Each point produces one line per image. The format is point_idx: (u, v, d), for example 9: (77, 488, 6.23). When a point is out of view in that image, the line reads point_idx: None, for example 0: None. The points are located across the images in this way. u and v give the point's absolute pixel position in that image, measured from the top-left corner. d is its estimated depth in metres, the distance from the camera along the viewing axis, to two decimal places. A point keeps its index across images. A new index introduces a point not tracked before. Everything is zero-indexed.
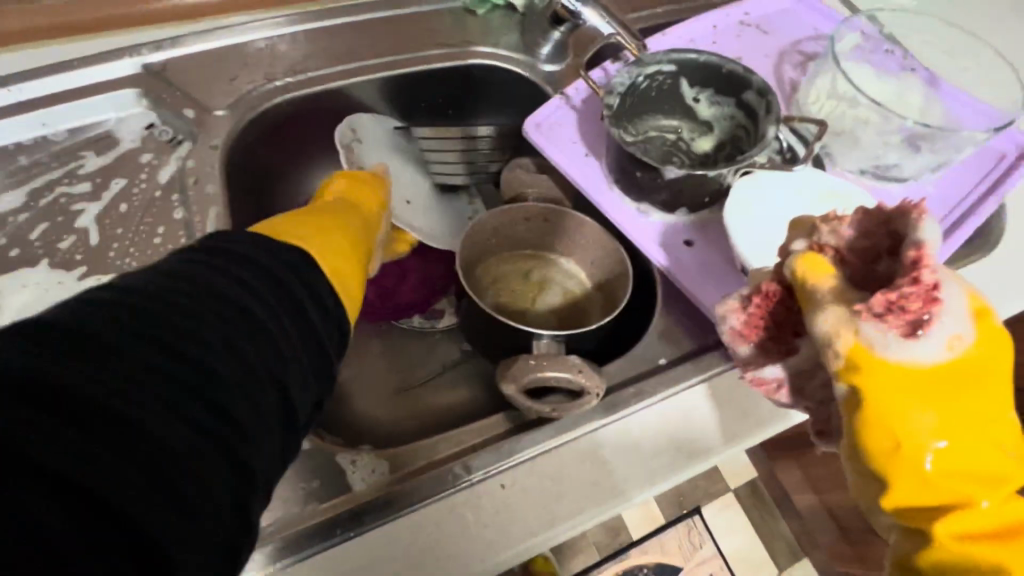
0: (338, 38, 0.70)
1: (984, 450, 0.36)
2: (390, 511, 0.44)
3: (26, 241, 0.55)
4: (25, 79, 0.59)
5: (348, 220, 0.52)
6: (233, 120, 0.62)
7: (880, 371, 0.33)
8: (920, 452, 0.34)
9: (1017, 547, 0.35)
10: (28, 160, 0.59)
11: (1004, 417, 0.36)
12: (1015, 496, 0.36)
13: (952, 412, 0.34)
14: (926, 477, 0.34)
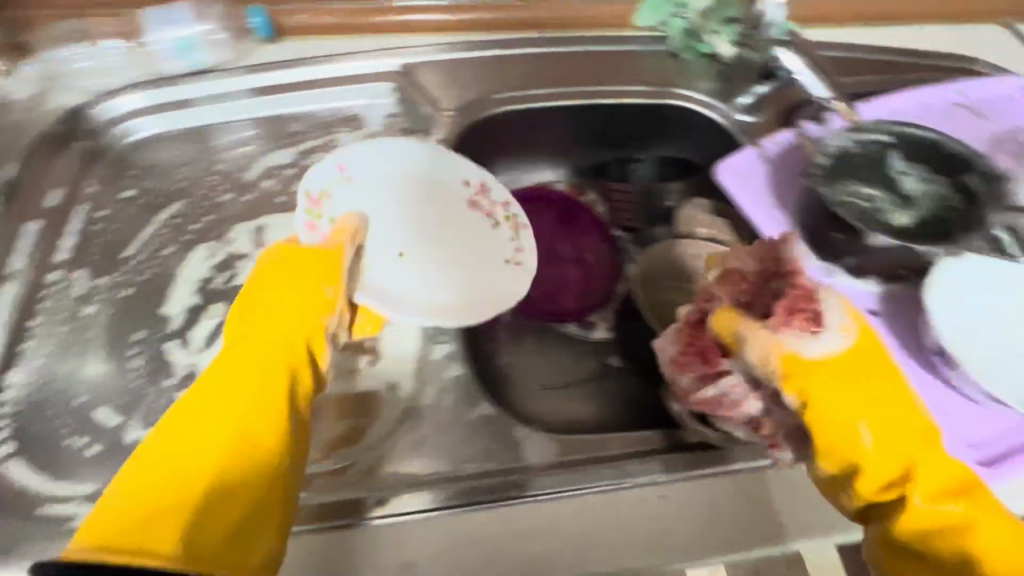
0: (554, 64, 0.78)
1: (907, 427, 0.39)
2: (561, 490, 0.48)
3: (289, 191, 0.67)
4: (313, 62, 0.72)
5: (252, 390, 0.42)
6: (459, 121, 0.72)
7: (809, 371, 0.38)
8: (842, 435, 0.38)
9: (971, 511, 0.38)
10: (298, 127, 0.71)
11: (901, 391, 0.40)
12: (952, 466, 0.39)
13: (862, 397, 0.38)
14: (875, 457, 0.37)
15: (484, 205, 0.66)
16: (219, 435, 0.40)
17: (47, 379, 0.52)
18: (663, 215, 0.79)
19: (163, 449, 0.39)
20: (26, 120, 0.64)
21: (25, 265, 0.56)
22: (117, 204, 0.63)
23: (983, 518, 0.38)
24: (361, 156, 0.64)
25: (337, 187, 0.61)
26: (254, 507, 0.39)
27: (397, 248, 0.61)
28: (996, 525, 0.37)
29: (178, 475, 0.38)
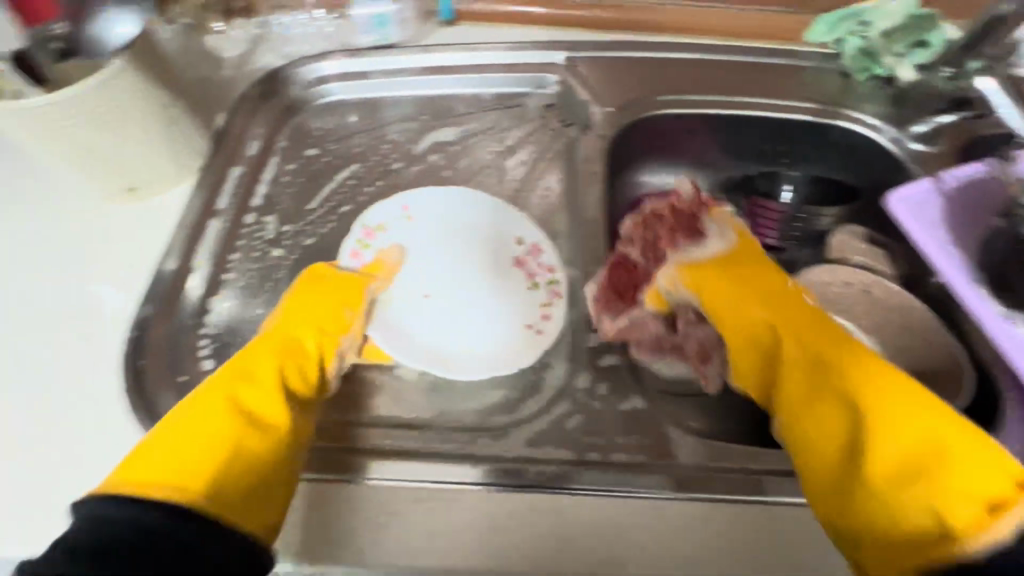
0: (717, 72, 0.77)
1: (769, 302, 0.53)
2: (598, 489, 0.48)
3: (453, 168, 0.70)
4: (486, 48, 0.75)
5: (272, 372, 0.48)
6: (619, 119, 0.73)
7: (697, 270, 0.57)
8: (754, 330, 0.52)
9: (834, 378, 0.46)
10: (465, 109, 0.74)
11: (748, 278, 0.56)
12: (811, 335, 0.50)
13: (716, 283, 0.55)
14: (744, 333, 0.53)
15: (534, 267, 0.62)
16: (239, 406, 0.46)
17: (243, 310, 0.57)
18: (814, 238, 0.77)
19: (194, 424, 0.44)
20: (235, 78, 0.71)
21: (228, 205, 0.62)
22: (302, 161, 0.68)
23: (837, 368, 0.47)
24: (426, 199, 0.66)
25: (396, 224, 0.64)
26: (249, 468, 0.43)
27: (423, 297, 0.60)
28: (938, 416, 0.42)
29: (199, 438, 0.43)
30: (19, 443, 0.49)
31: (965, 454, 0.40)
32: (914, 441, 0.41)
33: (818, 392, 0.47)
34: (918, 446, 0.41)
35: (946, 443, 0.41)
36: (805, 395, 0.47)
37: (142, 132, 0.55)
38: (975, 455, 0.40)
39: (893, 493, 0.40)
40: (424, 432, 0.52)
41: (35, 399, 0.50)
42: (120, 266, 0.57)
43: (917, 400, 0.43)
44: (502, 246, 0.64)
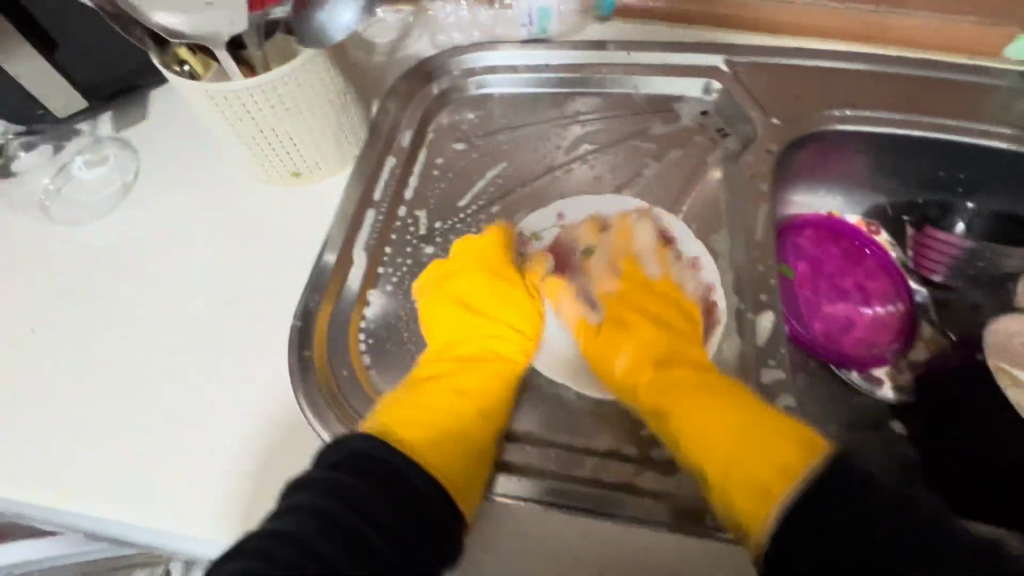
0: (899, 87, 0.69)
1: (613, 354, 0.55)
2: (640, 518, 0.47)
3: (602, 172, 0.67)
4: (644, 48, 0.71)
5: (481, 367, 0.55)
6: (787, 134, 0.66)
7: (579, 324, 0.58)
8: (624, 382, 0.53)
9: (686, 422, 0.49)
10: (615, 110, 0.70)
11: (602, 326, 0.57)
12: (653, 380, 0.52)
13: (587, 338, 0.57)
14: (630, 397, 0.53)
15: (686, 280, 0.61)
16: (467, 394, 0.53)
17: (398, 304, 0.58)
18: (992, 278, 0.71)
19: (426, 405, 0.51)
20: (387, 65, 0.71)
21: (383, 198, 0.62)
22: (450, 155, 0.67)
23: (688, 416, 0.49)
24: (585, 209, 0.64)
25: (556, 237, 0.63)
26: (472, 454, 0.49)
27: (574, 309, 0.59)
28: (704, 381, 0.51)
29: (438, 414, 0.51)
30: (193, 419, 0.51)
31: (758, 431, 0.46)
32: (711, 435, 0.48)
33: (665, 406, 0.51)
34: (731, 433, 0.47)
35: (725, 421, 0.48)
36: (661, 400, 0.51)
37: (317, 119, 0.55)
38: (770, 431, 0.46)
39: (729, 487, 0.45)
40: (580, 457, 0.50)
41: (209, 378, 0.53)
42: (285, 253, 0.59)
43: (700, 397, 0.49)
44: (655, 257, 0.62)
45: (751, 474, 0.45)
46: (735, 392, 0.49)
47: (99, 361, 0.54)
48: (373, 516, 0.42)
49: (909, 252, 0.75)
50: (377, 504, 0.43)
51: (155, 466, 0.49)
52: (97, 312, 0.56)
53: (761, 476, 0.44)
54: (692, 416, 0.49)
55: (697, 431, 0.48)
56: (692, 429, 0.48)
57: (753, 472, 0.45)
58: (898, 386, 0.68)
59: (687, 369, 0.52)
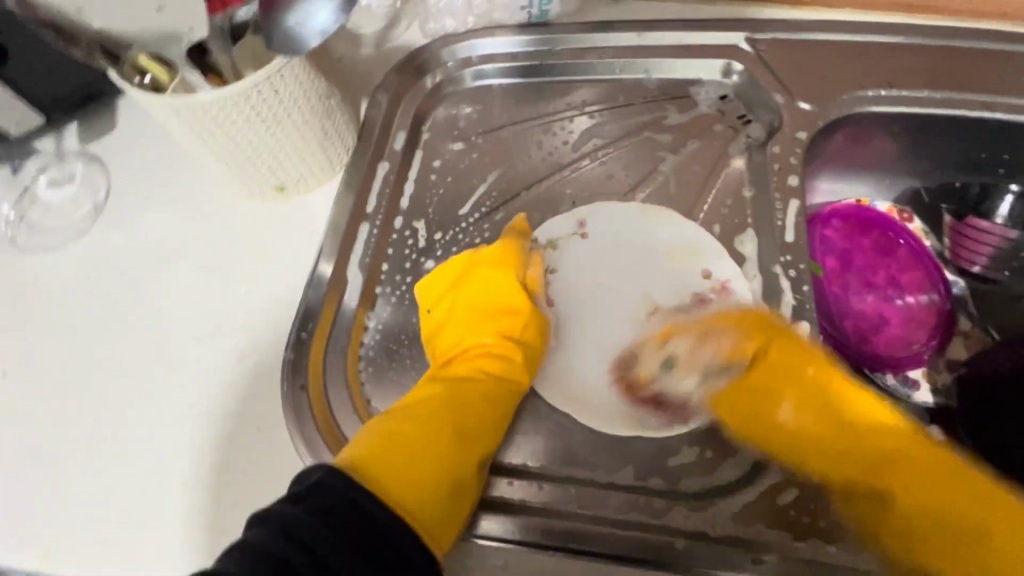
0: (939, 61, 0.62)
1: (860, 452, 0.46)
2: (626, 555, 0.44)
3: (616, 170, 0.61)
4: (655, 28, 0.64)
5: (471, 390, 0.49)
6: (817, 119, 0.60)
7: (731, 398, 0.50)
8: (847, 456, 0.46)
9: (906, 497, 0.44)
10: (626, 99, 0.64)
11: (800, 392, 0.49)
12: (894, 456, 0.46)
13: (811, 430, 0.48)
14: (845, 472, 0.46)
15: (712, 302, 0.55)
16: (456, 418, 0.47)
17: (398, 324, 0.54)
18: None
19: (404, 438, 0.45)
20: (375, 59, 0.65)
21: (377, 208, 0.57)
22: (448, 157, 0.61)
23: (910, 476, 0.45)
24: (604, 214, 0.59)
25: (572, 243, 0.58)
26: (456, 497, 0.44)
27: (591, 339, 0.54)
28: (866, 420, 0.47)
29: (421, 442, 0.45)
30: (184, 465, 0.47)
31: (960, 488, 0.44)
32: (943, 529, 0.43)
33: (853, 481, 0.45)
34: (909, 475, 0.45)
35: (931, 499, 0.44)
36: (891, 480, 0.45)
37: (300, 129, 0.50)
38: (961, 489, 0.44)
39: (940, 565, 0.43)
40: (604, 495, 0.47)
41: (199, 419, 0.49)
42: (273, 275, 0.54)
43: (943, 479, 0.45)
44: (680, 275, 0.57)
45: (989, 563, 0.42)
46: (918, 446, 0.46)
47: (79, 406, 0.50)
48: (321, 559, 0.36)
49: (946, 241, 0.70)
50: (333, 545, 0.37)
51: (147, 520, 0.46)
52: (74, 353, 0.52)
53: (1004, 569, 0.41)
54: (849, 457, 0.46)
55: (872, 476, 0.46)
56: (909, 514, 0.44)
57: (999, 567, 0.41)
58: (936, 389, 0.64)
59: (859, 424, 0.47)
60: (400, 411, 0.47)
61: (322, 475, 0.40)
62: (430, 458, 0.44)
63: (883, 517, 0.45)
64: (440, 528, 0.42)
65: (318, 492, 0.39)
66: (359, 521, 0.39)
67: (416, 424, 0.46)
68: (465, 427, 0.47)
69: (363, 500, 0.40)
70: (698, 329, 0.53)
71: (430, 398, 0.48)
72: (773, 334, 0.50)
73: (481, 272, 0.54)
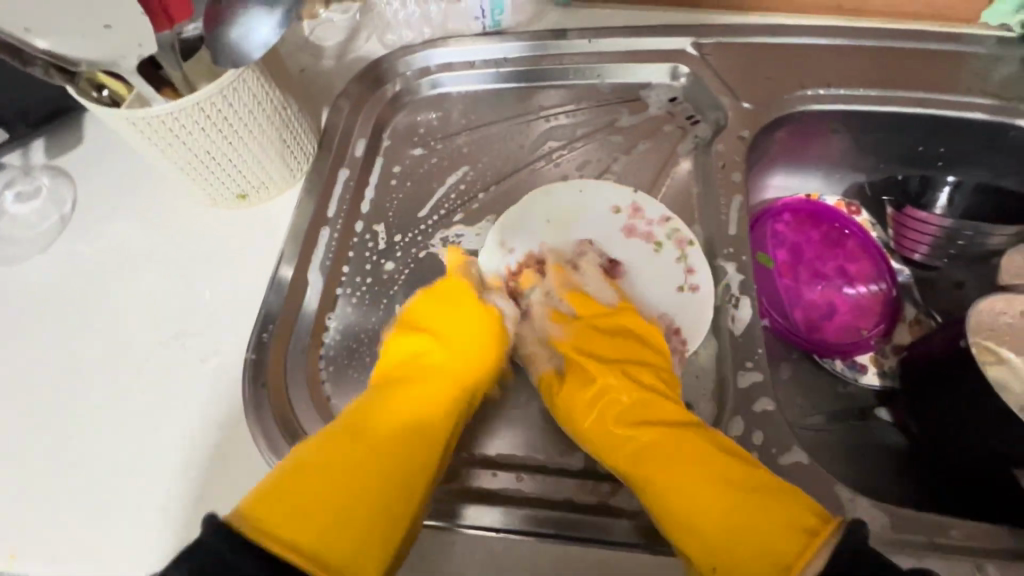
0: (874, 61, 0.66)
1: (629, 440, 0.48)
2: (572, 534, 0.45)
3: (570, 171, 0.64)
4: (606, 34, 0.67)
5: (413, 405, 0.49)
6: (760, 118, 0.63)
7: (577, 342, 0.54)
8: (647, 446, 0.47)
9: (671, 487, 0.45)
10: (580, 102, 0.67)
11: (630, 403, 0.50)
12: (664, 449, 0.47)
13: (619, 403, 0.51)
14: (619, 446, 0.48)
15: (640, 226, 0.58)
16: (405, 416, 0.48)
17: (358, 324, 0.56)
18: (975, 257, 0.69)
19: (336, 462, 0.44)
20: (336, 69, 0.67)
21: (337, 214, 0.59)
22: (408, 162, 0.63)
23: (669, 455, 0.46)
24: (558, 203, 0.60)
25: (525, 233, 0.58)
26: (393, 518, 0.43)
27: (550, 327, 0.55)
28: (683, 439, 0.47)
29: (352, 467, 0.44)
30: (147, 465, 0.49)
31: (756, 501, 0.42)
32: (705, 524, 0.43)
33: (642, 467, 0.47)
34: (689, 476, 0.45)
35: (705, 501, 0.44)
36: (647, 468, 0.46)
37: (258, 140, 0.52)
38: (760, 515, 0.42)
39: None
40: (555, 480, 0.49)
41: (162, 421, 0.50)
42: (237, 280, 0.56)
43: (690, 460, 0.45)
44: (635, 263, 0.58)
45: (742, 561, 0.41)
46: (723, 455, 0.45)
47: (46, 411, 0.51)
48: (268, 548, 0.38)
49: (890, 231, 0.73)
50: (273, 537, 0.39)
51: (108, 520, 0.47)
52: (40, 361, 0.53)
53: (753, 569, 0.40)
54: (631, 438, 0.48)
55: (662, 481, 0.45)
56: (668, 491, 0.45)
57: (751, 568, 0.40)
58: (883, 372, 0.67)
59: (666, 431, 0.48)
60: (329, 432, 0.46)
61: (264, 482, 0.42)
62: (367, 479, 0.44)
63: (656, 502, 0.45)
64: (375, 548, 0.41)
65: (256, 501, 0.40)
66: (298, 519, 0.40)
67: (352, 445, 0.45)
68: (403, 446, 0.46)
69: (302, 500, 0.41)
70: (588, 272, 0.57)
71: (365, 416, 0.47)
72: (637, 344, 0.54)
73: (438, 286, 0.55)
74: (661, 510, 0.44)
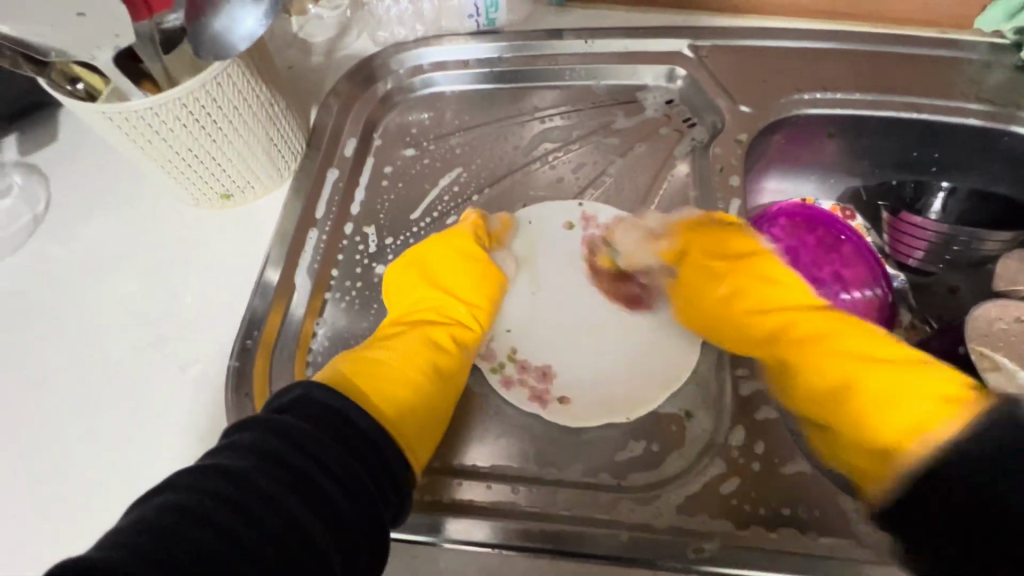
0: (869, 64, 0.66)
1: (763, 295, 0.52)
2: (570, 548, 0.44)
3: (567, 173, 0.63)
4: (601, 35, 0.66)
5: (428, 346, 0.49)
6: (757, 121, 0.63)
7: (691, 256, 0.55)
8: (763, 305, 0.52)
9: (797, 335, 0.49)
10: (576, 103, 0.66)
11: (741, 268, 0.54)
12: (774, 313, 0.51)
13: (728, 275, 0.54)
14: (728, 304, 0.53)
15: (598, 234, 0.59)
16: (425, 351, 0.48)
17: (348, 330, 0.54)
18: (970, 262, 0.69)
19: (364, 390, 0.44)
20: (325, 67, 0.65)
21: (326, 215, 0.57)
22: (400, 162, 0.62)
23: (790, 320, 0.50)
24: (555, 215, 0.59)
25: (527, 244, 0.58)
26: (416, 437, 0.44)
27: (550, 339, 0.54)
28: (829, 325, 0.48)
29: (380, 392, 0.44)
30: (123, 476, 0.46)
31: (904, 386, 0.43)
32: (846, 376, 0.46)
33: (760, 319, 0.51)
34: (810, 335, 0.48)
35: (809, 357, 0.48)
36: (764, 320, 0.51)
37: (244, 137, 0.50)
38: (909, 385, 0.43)
39: (869, 428, 0.43)
40: (553, 491, 0.47)
41: (139, 431, 0.48)
42: (221, 283, 0.54)
43: (825, 326, 0.47)
44: (633, 270, 0.57)
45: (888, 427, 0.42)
46: (824, 320, 0.48)
47: (15, 418, 0.49)
48: (237, 524, 0.32)
49: (885, 236, 0.72)
50: (253, 509, 0.33)
51: (81, 535, 0.44)
52: (12, 363, 0.51)
53: (887, 432, 0.42)
54: (753, 299, 0.52)
55: (780, 332, 0.51)
56: (797, 354, 0.49)
57: (900, 431, 0.41)
58: None
59: (795, 312, 0.51)
60: (345, 375, 0.45)
61: (241, 452, 0.36)
62: (390, 405, 0.44)
63: (783, 368, 0.50)
64: (383, 496, 0.39)
65: (230, 471, 0.34)
66: (278, 489, 0.34)
67: (371, 379, 0.45)
68: (422, 375, 0.47)
69: (281, 475, 0.35)
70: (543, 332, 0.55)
71: (387, 356, 0.47)
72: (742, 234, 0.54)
73: (444, 237, 0.55)
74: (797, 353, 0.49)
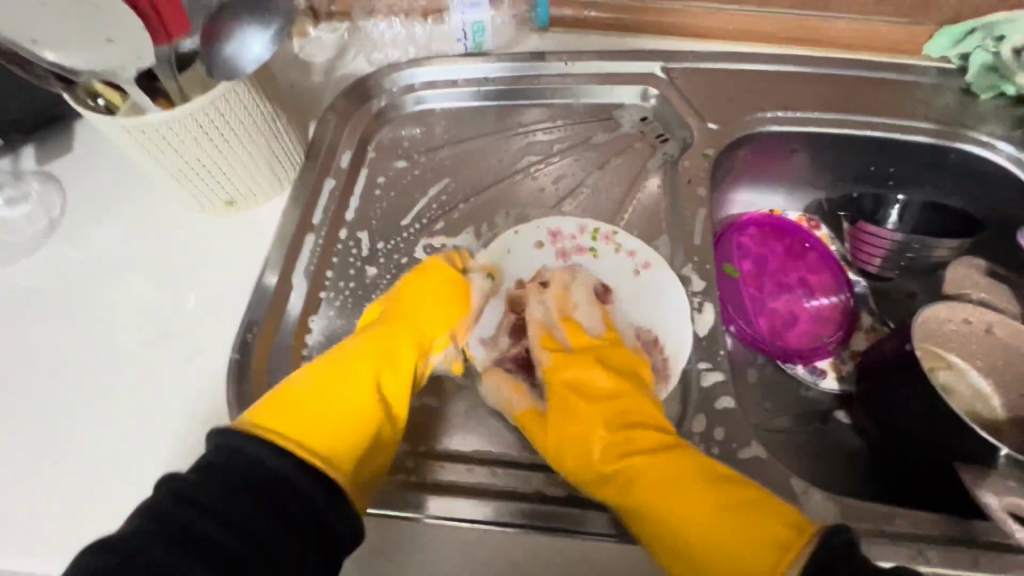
0: (827, 87, 0.71)
1: (618, 439, 0.51)
2: (544, 523, 0.48)
3: (548, 184, 0.67)
4: (580, 57, 0.71)
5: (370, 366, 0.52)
6: (723, 137, 0.68)
7: (559, 388, 0.54)
8: (626, 445, 0.50)
9: (642, 476, 0.48)
10: (557, 120, 0.71)
11: (614, 411, 0.52)
12: (623, 448, 0.50)
13: (590, 414, 0.52)
14: (590, 447, 0.50)
15: (568, 245, 0.63)
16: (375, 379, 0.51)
17: (341, 327, 0.58)
18: (924, 268, 0.73)
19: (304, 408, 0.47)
20: (324, 85, 0.70)
21: (323, 220, 0.62)
22: (392, 173, 0.66)
23: (647, 466, 0.48)
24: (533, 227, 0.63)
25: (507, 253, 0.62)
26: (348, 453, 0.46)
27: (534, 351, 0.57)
28: (668, 471, 0.47)
29: (319, 410, 0.48)
30: (128, 460, 0.50)
31: (743, 512, 0.43)
32: (685, 528, 0.44)
33: (615, 461, 0.49)
34: (673, 494, 0.46)
35: (695, 518, 0.44)
36: (621, 467, 0.49)
37: (247, 148, 0.54)
38: (746, 522, 0.43)
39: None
40: (529, 472, 0.51)
41: (143, 418, 0.51)
42: (223, 283, 0.58)
43: (685, 484, 0.46)
44: (608, 270, 0.61)
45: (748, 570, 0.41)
46: (682, 467, 0.47)
47: (28, 406, 0.52)
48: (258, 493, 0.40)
49: (847, 245, 0.77)
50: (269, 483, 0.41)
51: (88, 514, 0.48)
52: (25, 356, 0.54)
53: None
54: (619, 448, 0.50)
55: (614, 469, 0.49)
56: (655, 515, 0.46)
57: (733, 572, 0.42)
58: (841, 376, 0.71)
59: (643, 457, 0.49)
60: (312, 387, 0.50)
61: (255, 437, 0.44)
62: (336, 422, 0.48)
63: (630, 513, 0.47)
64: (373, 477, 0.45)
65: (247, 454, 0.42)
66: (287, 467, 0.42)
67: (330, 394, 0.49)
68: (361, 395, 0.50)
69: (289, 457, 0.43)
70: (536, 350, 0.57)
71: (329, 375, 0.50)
72: (621, 354, 0.56)
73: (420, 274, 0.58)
74: (650, 512, 0.46)
